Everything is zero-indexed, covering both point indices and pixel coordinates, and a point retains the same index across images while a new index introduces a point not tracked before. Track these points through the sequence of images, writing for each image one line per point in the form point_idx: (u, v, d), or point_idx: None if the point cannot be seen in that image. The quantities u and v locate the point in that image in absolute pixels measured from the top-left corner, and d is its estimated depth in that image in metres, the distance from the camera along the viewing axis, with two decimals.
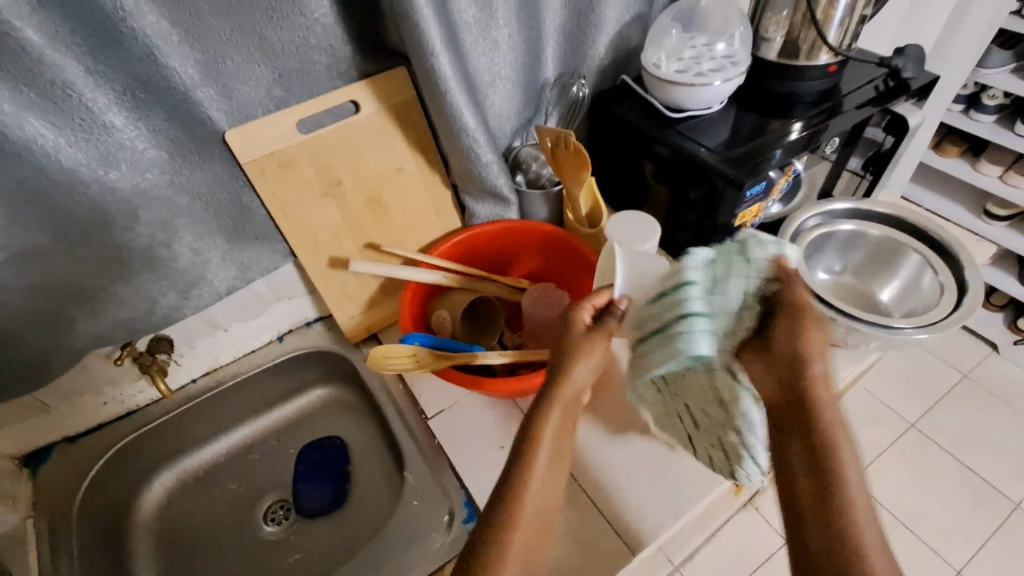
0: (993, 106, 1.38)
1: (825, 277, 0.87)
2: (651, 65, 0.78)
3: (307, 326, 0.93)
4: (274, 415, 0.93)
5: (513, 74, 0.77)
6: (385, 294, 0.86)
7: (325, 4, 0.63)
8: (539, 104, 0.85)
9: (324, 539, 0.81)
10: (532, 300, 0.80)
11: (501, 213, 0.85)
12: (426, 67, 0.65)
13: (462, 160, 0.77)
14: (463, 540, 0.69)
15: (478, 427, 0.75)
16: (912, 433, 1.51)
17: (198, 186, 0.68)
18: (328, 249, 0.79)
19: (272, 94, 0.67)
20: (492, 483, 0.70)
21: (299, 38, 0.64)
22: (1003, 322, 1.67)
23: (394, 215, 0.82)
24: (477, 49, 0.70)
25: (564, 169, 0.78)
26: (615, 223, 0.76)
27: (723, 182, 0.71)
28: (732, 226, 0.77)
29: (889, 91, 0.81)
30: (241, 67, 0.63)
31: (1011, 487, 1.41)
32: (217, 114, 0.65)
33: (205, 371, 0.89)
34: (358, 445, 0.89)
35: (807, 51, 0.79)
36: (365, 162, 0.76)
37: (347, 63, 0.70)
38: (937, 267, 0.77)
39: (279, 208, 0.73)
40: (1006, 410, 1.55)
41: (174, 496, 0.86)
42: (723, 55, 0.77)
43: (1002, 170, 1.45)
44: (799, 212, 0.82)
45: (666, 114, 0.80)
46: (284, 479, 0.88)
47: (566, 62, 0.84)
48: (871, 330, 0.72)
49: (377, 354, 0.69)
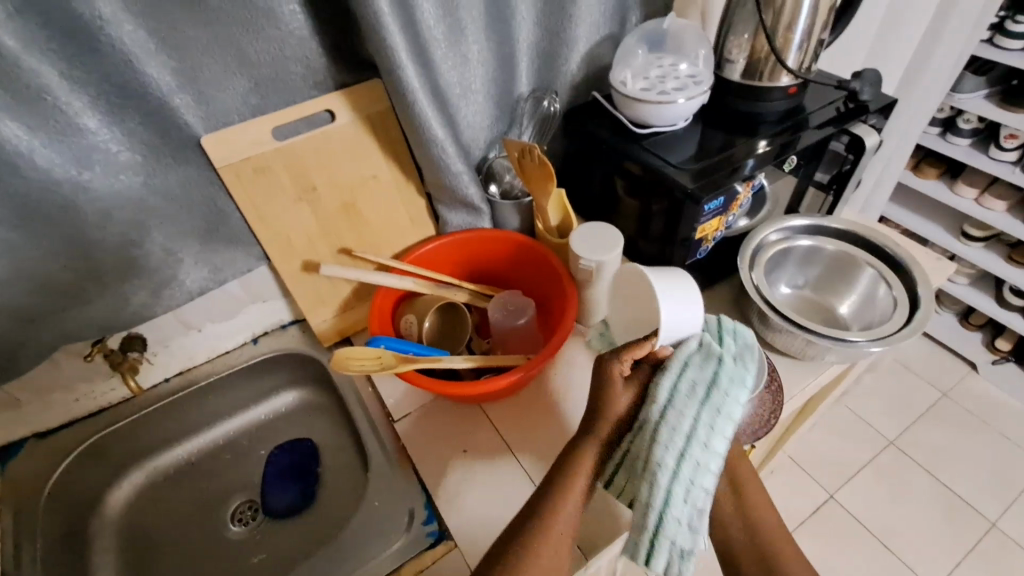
0: (967, 130, 1.42)
1: (788, 291, 0.89)
2: (619, 83, 0.81)
3: (282, 329, 0.95)
4: (245, 418, 0.94)
5: (485, 88, 0.80)
6: (358, 299, 0.88)
7: (299, 17, 0.67)
8: (513, 117, 0.88)
9: (288, 540, 0.82)
10: (500, 307, 0.82)
11: (474, 222, 0.88)
12: (394, 79, 0.68)
13: (433, 170, 0.79)
14: (418, 543, 0.69)
15: (442, 431, 0.76)
16: (889, 450, 1.52)
17: (172, 189, 0.71)
18: (302, 253, 0.81)
19: (248, 102, 0.71)
20: (451, 485, 0.71)
21: (272, 49, 0.68)
22: (981, 342, 1.69)
23: (368, 222, 0.84)
24: (447, 64, 0.73)
25: (531, 180, 0.80)
26: (580, 234, 0.78)
27: (682, 196, 0.73)
28: (692, 240, 0.78)
29: (848, 112, 0.85)
30: (216, 76, 0.66)
31: (987, 505, 1.42)
32: (192, 119, 0.68)
33: (179, 371, 0.90)
34: (327, 447, 0.90)
35: (768, 73, 0.82)
36: (338, 169, 0.79)
37: (323, 73, 0.73)
38: (890, 281, 0.80)
39: (253, 212, 0.75)
40: (984, 428, 1.56)
41: (143, 494, 0.87)
42: (686, 75, 0.81)
43: (977, 192, 1.48)
44: (761, 228, 0.84)
45: (632, 129, 0.82)
46: (252, 481, 0.89)
47: (540, 77, 0.87)
48: (825, 343, 0.74)
49: (341, 354, 0.69)
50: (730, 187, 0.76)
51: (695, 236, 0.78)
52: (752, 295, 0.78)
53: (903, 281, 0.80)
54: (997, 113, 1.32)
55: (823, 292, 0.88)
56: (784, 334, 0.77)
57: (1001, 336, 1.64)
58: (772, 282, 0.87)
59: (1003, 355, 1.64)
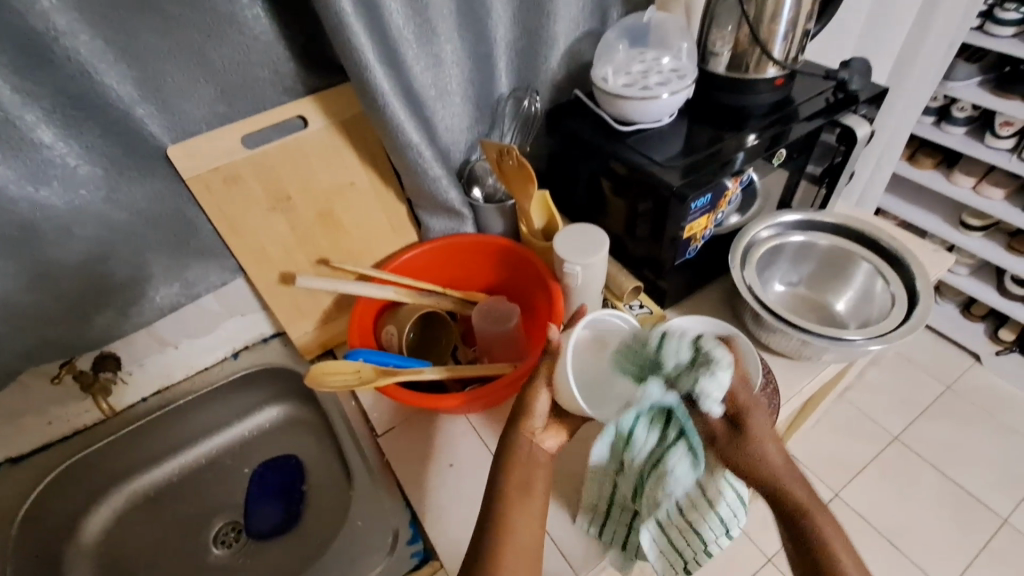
0: (963, 119, 1.39)
1: (782, 289, 0.86)
2: (600, 80, 0.79)
3: (263, 342, 0.92)
4: (226, 435, 0.91)
5: (461, 89, 0.78)
6: (338, 310, 0.86)
7: (263, 21, 0.65)
8: (494, 119, 0.85)
9: (272, 561, 0.79)
10: (484, 314, 0.79)
11: (456, 227, 0.86)
12: (363, 82, 0.65)
13: (411, 175, 0.77)
14: (404, 564, 0.66)
15: (426, 444, 0.74)
16: (895, 445, 1.49)
17: (137, 202, 0.68)
18: (278, 265, 0.79)
19: (216, 110, 0.68)
20: (436, 502, 0.68)
21: (237, 55, 0.66)
22: (984, 333, 1.66)
23: (347, 230, 0.82)
24: (420, 65, 0.71)
25: (511, 181, 0.78)
26: (563, 237, 0.75)
27: (668, 194, 0.71)
28: (680, 240, 0.75)
29: (838, 103, 0.83)
30: (181, 84, 0.64)
31: (997, 500, 1.39)
32: (157, 129, 0.66)
33: (157, 389, 0.87)
34: (312, 463, 0.87)
35: (754, 65, 0.80)
36: (313, 177, 0.76)
37: (292, 78, 0.71)
38: (888, 276, 0.77)
39: (226, 224, 0.73)
40: (990, 421, 1.53)
41: (122, 519, 0.84)
42: (669, 69, 0.79)
43: (975, 181, 1.46)
44: (752, 225, 0.82)
45: (615, 127, 0.80)
46: (234, 501, 0.86)
47: (520, 76, 0.84)
48: (821, 343, 0.71)
49: (317, 370, 0.67)
50: (719, 183, 0.73)
51: (683, 235, 0.75)
52: (744, 295, 0.75)
53: (900, 274, 0.77)
54: (991, 100, 1.29)
55: (818, 289, 0.85)
56: (778, 334, 0.74)
57: (1004, 326, 1.61)
58: (765, 280, 0.85)
59: (1007, 345, 1.61)
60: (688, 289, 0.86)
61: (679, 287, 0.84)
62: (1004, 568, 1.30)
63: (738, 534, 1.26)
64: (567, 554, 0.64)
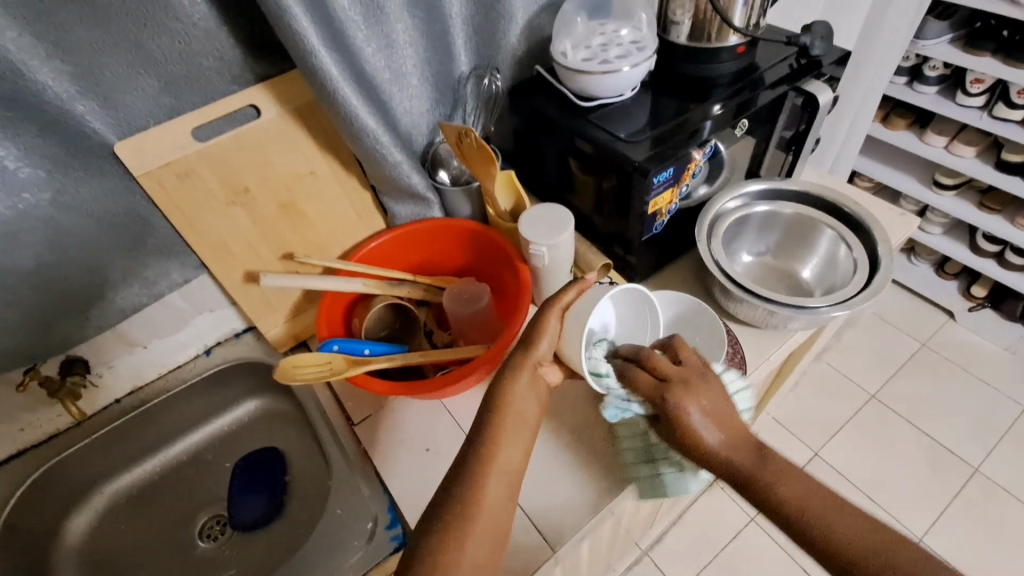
0: (934, 77, 1.39)
1: (750, 259, 0.87)
2: (559, 54, 0.77)
3: (236, 337, 0.92)
4: (204, 432, 0.91)
5: (418, 69, 0.76)
6: (309, 302, 0.85)
7: (201, 8, 0.63)
8: (456, 99, 0.83)
9: (258, 550, 0.81)
10: (454, 297, 0.79)
11: (423, 212, 0.85)
12: (309, 68, 0.63)
13: (371, 162, 0.75)
14: (382, 550, 0.67)
15: (402, 431, 0.74)
16: (872, 403, 1.53)
17: (88, 203, 0.68)
18: (242, 259, 0.77)
19: (161, 102, 0.67)
20: (414, 486, 0.69)
21: (178, 44, 0.64)
22: (957, 289, 1.70)
23: (311, 220, 0.81)
24: (371, 47, 0.69)
25: (473, 164, 0.76)
26: (528, 217, 0.75)
27: (631, 169, 0.70)
28: (646, 215, 0.75)
29: (801, 69, 0.82)
30: (120, 77, 0.62)
31: (968, 451, 1.44)
32: (100, 126, 0.64)
33: (130, 390, 0.87)
34: (292, 454, 0.88)
35: (713, 34, 0.79)
36: (271, 167, 0.74)
37: (239, 66, 0.69)
38: (850, 242, 0.78)
39: (184, 222, 0.71)
40: (962, 375, 1.58)
41: (105, 520, 0.84)
42: (629, 41, 0.77)
43: (947, 140, 1.46)
44: (718, 197, 0.82)
45: (578, 103, 0.79)
46: (216, 495, 0.86)
47: (479, 54, 0.82)
48: (788, 311, 0.72)
49: (287, 363, 0.66)
50: (682, 155, 0.72)
51: (647, 210, 0.74)
52: (710, 267, 0.76)
53: (862, 239, 0.78)
54: (962, 58, 1.29)
55: (783, 257, 0.86)
56: (745, 305, 0.75)
57: (976, 283, 1.64)
58: (732, 252, 0.85)
59: (979, 302, 1.65)
60: (657, 264, 0.86)
61: (648, 262, 0.84)
62: (976, 515, 1.35)
63: (722, 498, 1.36)
64: (542, 528, 0.66)
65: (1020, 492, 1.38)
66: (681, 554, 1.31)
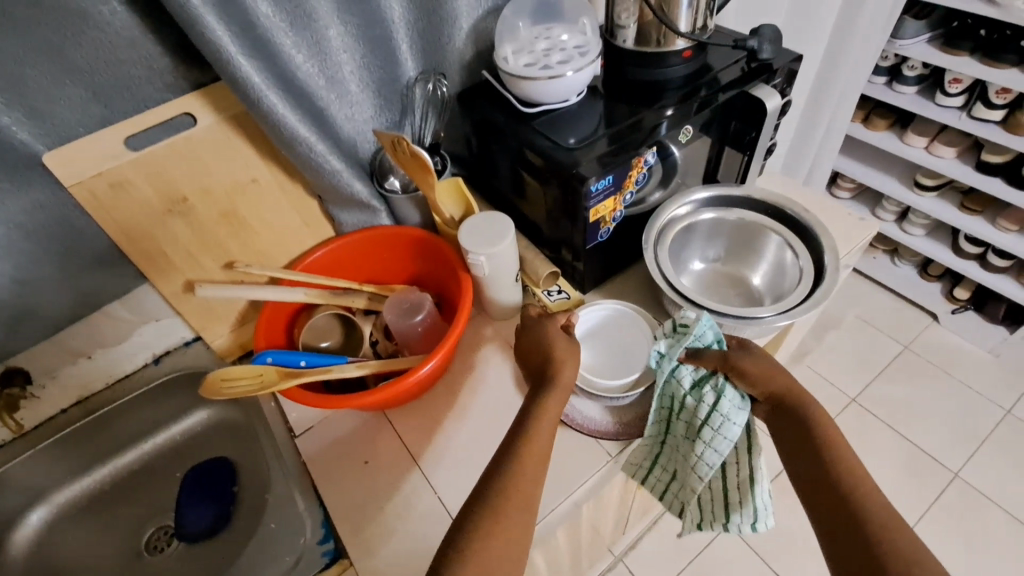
0: (913, 77, 1.37)
1: (702, 267, 0.86)
2: (501, 60, 0.76)
3: (185, 346, 0.90)
4: (153, 442, 0.89)
5: (357, 75, 0.75)
6: (256, 311, 0.84)
7: (126, 17, 0.62)
8: (402, 105, 0.82)
9: (204, 561, 0.80)
10: (394, 307, 0.78)
11: (370, 219, 0.84)
12: (233, 76, 0.62)
13: (310, 170, 0.74)
14: (316, 563, 0.66)
15: (342, 443, 0.73)
16: (853, 407, 1.51)
17: (16, 213, 0.69)
18: (183, 268, 0.77)
19: (91, 112, 0.66)
20: (350, 500, 0.68)
21: (104, 53, 0.63)
22: (941, 292, 1.67)
23: (254, 229, 0.80)
24: (302, 53, 0.68)
25: (411, 172, 0.75)
26: (467, 225, 0.73)
27: (570, 175, 0.69)
28: (588, 223, 0.73)
29: (751, 72, 0.80)
30: (45, 88, 0.62)
31: (950, 457, 1.42)
32: (27, 137, 0.64)
33: (76, 401, 0.85)
34: (243, 464, 0.86)
35: (658, 38, 0.78)
36: (210, 176, 0.73)
37: (172, 74, 0.68)
38: (797, 249, 0.77)
39: (118, 231, 0.70)
40: (946, 379, 1.56)
41: (52, 530, 0.84)
42: (573, 45, 0.76)
43: (927, 140, 1.44)
44: (666, 204, 0.80)
45: (521, 109, 0.77)
46: (164, 506, 0.86)
47: (425, 58, 0.81)
48: (734, 322, 0.70)
49: (215, 378, 0.65)
50: (624, 162, 0.71)
51: (589, 218, 0.73)
52: (655, 277, 0.74)
53: (810, 246, 0.77)
54: (940, 58, 1.27)
55: (734, 263, 0.85)
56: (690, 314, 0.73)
57: (959, 285, 1.62)
58: (682, 260, 0.84)
59: (962, 304, 1.63)
60: (608, 272, 0.85)
61: (596, 270, 0.82)
62: (955, 521, 1.33)
63: None
64: None
65: (1001, 498, 1.36)
66: (656, 560, 1.30)
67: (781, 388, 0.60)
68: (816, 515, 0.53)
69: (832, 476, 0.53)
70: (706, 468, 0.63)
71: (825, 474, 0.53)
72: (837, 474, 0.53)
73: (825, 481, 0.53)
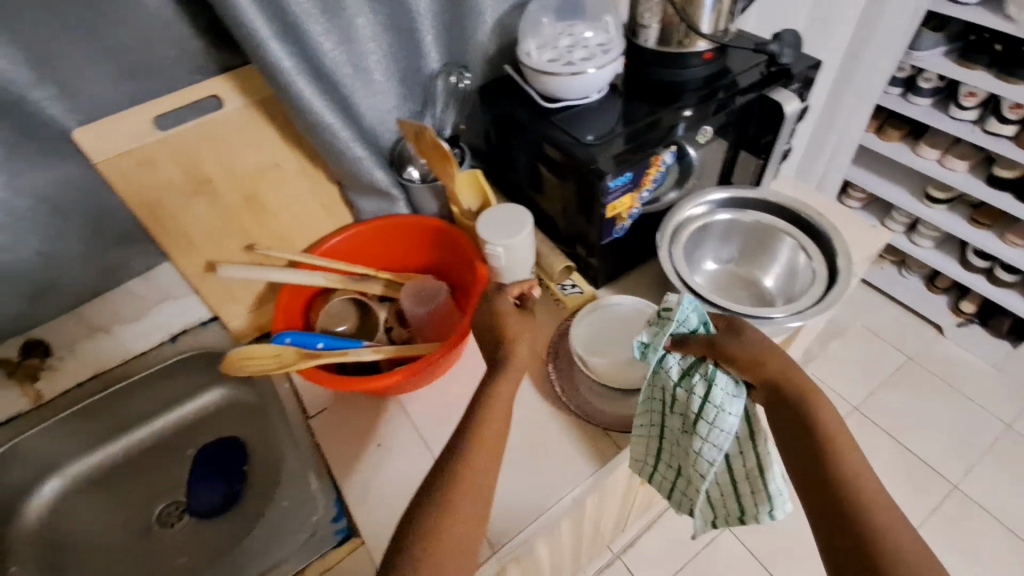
0: (928, 89, 1.38)
1: (715, 267, 0.86)
2: (524, 54, 0.77)
3: (201, 326, 0.90)
4: (166, 420, 0.90)
5: (382, 65, 0.76)
6: (273, 293, 0.86)
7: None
8: (424, 96, 0.83)
9: (213, 536, 0.82)
10: (411, 295, 0.79)
11: (388, 208, 0.85)
12: (262, 59, 0.64)
13: (332, 156, 0.76)
14: (328, 539, 0.68)
15: (355, 425, 0.75)
16: (855, 416, 1.52)
17: (46, 185, 0.71)
18: (204, 249, 0.78)
19: (122, 90, 0.68)
20: (362, 481, 0.70)
21: (138, 34, 0.65)
22: (947, 305, 1.68)
23: (274, 213, 0.81)
24: (330, 41, 0.69)
25: (432, 161, 0.76)
26: (487, 217, 0.75)
27: (588, 171, 0.70)
28: (604, 219, 0.74)
29: (770, 76, 0.81)
30: (79, 66, 0.64)
31: (950, 468, 1.43)
32: (59, 112, 0.66)
33: (91, 375, 0.85)
34: (253, 443, 0.88)
35: (679, 40, 0.79)
36: (235, 158, 0.74)
37: (202, 57, 0.70)
38: (810, 252, 0.78)
39: (143, 209, 0.71)
40: (948, 391, 1.56)
41: (63, 500, 0.85)
42: (595, 43, 0.77)
43: (940, 152, 1.45)
44: (681, 204, 0.82)
45: (542, 104, 0.79)
46: (175, 481, 0.87)
47: (448, 51, 0.82)
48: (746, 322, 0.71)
49: (236, 356, 0.67)
50: (642, 160, 0.72)
51: (606, 214, 0.74)
52: (669, 275, 0.75)
53: (822, 250, 0.78)
54: (955, 71, 1.28)
55: (746, 265, 0.86)
56: None
57: (965, 299, 1.62)
58: (695, 260, 0.85)
59: (967, 317, 1.63)
60: (621, 269, 0.86)
61: (609, 266, 0.83)
62: (952, 532, 1.34)
63: None
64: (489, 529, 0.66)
65: (999, 511, 1.37)
66: (655, 559, 1.30)
67: (776, 374, 0.55)
68: (810, 509, 0.50)
69: (824, 471, 0.49)
70: (706, 465, 0.62)
71: (816, 469, 0.50)
72: (832, 472, 0.49)
73: (816, 475, 0.50)
